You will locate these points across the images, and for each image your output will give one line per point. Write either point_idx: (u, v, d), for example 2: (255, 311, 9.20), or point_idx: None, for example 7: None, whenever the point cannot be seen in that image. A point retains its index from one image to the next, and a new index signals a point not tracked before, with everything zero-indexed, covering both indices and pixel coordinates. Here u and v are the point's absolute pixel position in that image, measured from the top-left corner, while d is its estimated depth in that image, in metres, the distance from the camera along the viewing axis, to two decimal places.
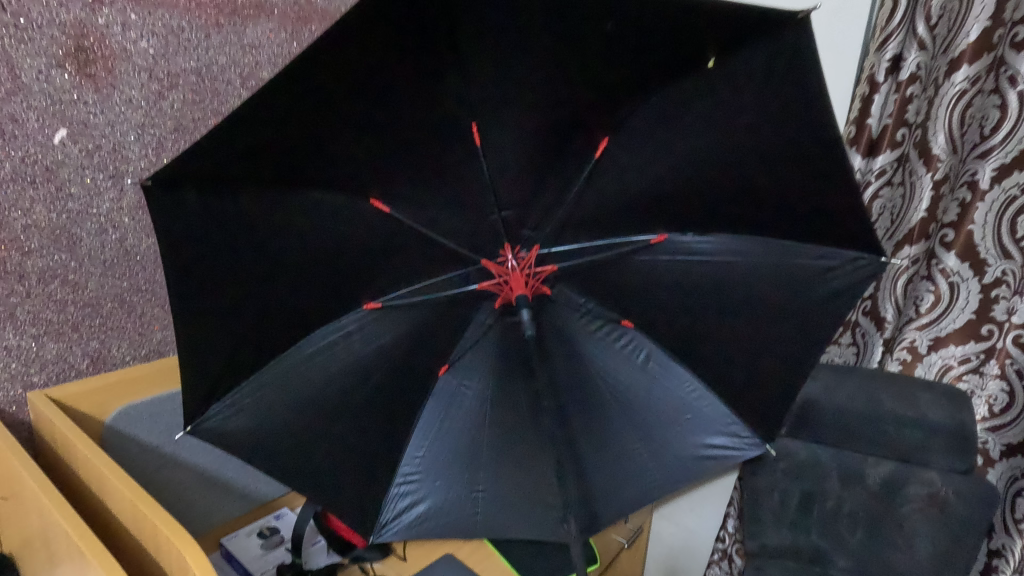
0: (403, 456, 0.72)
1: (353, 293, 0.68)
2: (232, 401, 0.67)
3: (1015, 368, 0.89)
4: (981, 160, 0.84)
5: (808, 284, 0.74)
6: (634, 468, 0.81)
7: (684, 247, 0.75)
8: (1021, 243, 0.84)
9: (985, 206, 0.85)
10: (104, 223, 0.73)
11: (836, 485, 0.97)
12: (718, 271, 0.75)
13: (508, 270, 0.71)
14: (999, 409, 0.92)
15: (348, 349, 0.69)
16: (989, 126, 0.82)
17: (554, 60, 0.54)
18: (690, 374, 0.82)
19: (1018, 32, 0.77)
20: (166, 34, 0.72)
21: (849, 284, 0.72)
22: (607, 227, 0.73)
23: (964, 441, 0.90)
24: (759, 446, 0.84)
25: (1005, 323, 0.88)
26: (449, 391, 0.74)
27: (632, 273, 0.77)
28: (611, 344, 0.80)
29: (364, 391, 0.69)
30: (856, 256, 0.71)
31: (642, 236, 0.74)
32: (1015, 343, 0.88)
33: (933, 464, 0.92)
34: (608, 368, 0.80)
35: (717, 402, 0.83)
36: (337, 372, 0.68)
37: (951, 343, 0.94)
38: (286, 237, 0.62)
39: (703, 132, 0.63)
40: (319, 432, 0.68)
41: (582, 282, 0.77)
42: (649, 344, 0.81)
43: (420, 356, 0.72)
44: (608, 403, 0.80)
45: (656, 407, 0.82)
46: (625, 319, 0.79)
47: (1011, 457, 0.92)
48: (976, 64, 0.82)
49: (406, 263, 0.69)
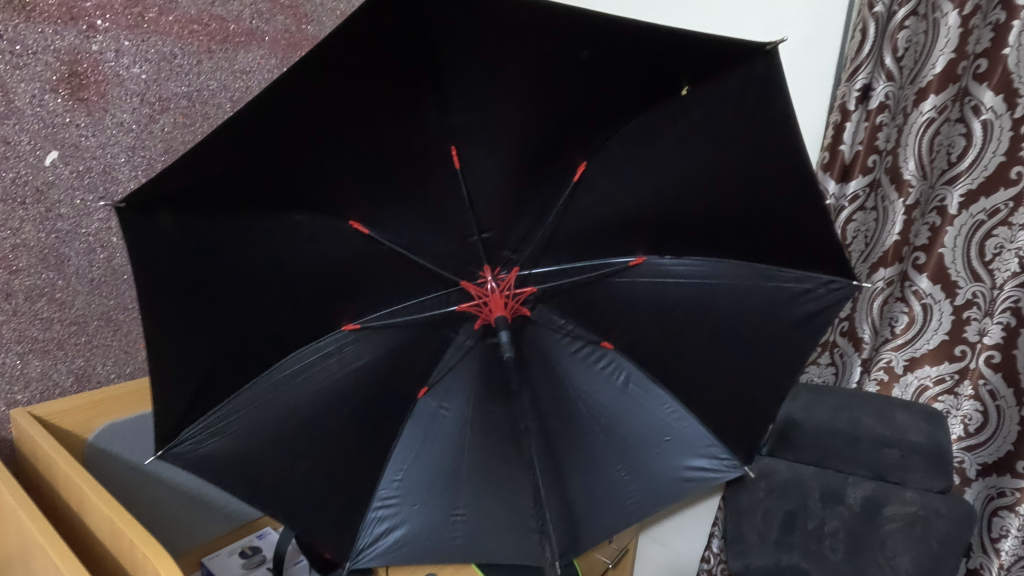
0: (380, 480, 0.73)
1: (335, 312, 0.69)
2: (204, 427, 0.65)
3: (989, 389, 0.91)
4: (948, 186, 0.88)
5: (783, 305, 0.75)
6: (615, 492, 0.81)
7: (663, 270, 0.77)
8: (990, 266, 0.87)
9: (955, 230, 0.89)
10: (92, 242, 0.74)
11: (818, 505, 0.98)
12: (696, 294, 0.77)
13: (487, 292, 0.72)
14: (973, 429, 0.94)
15: (328, 368, 0.70)
16: (955, 153, 0.86)
17: (534, 90, 0.57)
18: (668, 396, 0.82)
19: (981, 65, 0.82)
20: (158, 60, 0.75)
21: (827, 307, 0.73)
22: (587, 249, 0.76)
23: (939, 461, 0.91)
24: (739, 469, 0.83)
25: (976, 344, 0.91)
26: (428, 412, 0.75)
27: (610, 295, 0.78)
28: (591, 366, 0.81)
29: (345, 408, 0.70)
30: (830, 280, 0.72)
31: (622, 258, 0.77)
32: (987, 364, 0.91)
33: (911, 485, 0.93)
34: (587, 390, 0.81)
35: (697, 423, 0.83)
36: (315, 390, 0.69)
37: (926, 364, 0.97)
38: (270, 258, 0.63)
39: (677, 157, 0.67)
40: (296, 451, 0.67)
41: (563, 303, 0.79)
42: (628, 365, 0.81)
43: (402, 372, 0.74)
44: (587, 424, 0.81)
45: (635, 428, 0.82)
46: (603, 340, 0.80)
47: (986, 476, 0.93)
48: (943, 94, 0.85)
49: (390, 282, 0.71)
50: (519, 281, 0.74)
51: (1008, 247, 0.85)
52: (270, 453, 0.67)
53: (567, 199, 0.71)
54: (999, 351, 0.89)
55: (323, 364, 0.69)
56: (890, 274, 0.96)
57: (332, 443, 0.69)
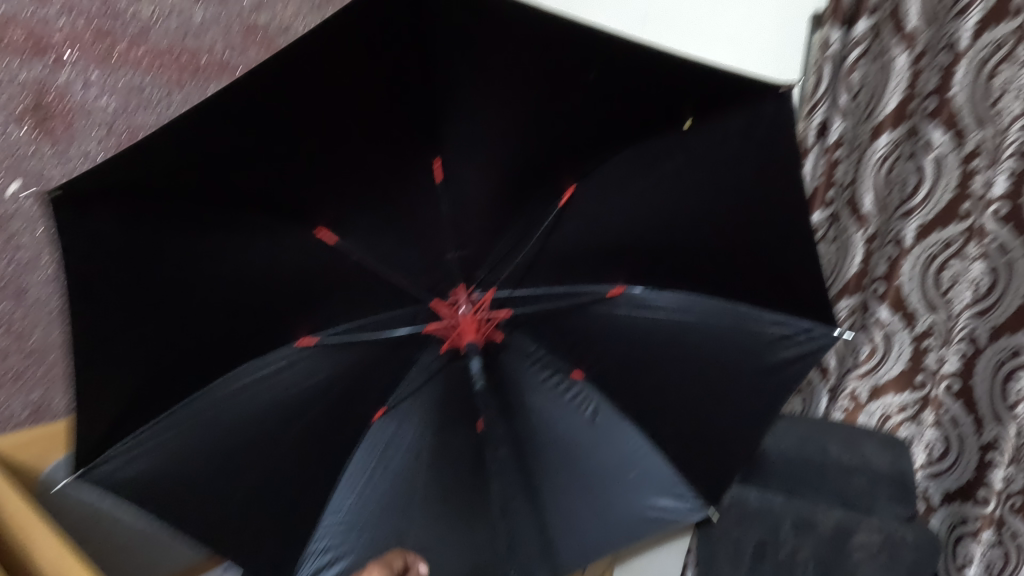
0: (327, 507, 0.71)
1: (290, 326, 0.67)
2: (128, 446, 0.63)
3: (949, 416, 0.94)
4: (904, 220, 0.90)
5: (759, 349, 0.78)
6: (575, 525, 0.79)
7: (645, 305, 0.78)
8: (946, 296, 0.90)
9: (912, 260, 0.91)
10: (53, 272, 0.73)
11: (791, 535, 0.93)
12: (668, 327, 0.79)
13: (458, 314, 0.73)
14: (936, 457, 0.96)
15: (271, 389, 0.67)
16: (910, 189, 0.89)
17: (517, 105, 0.58)
18: (637, 430, 0.82)
19: (930, 104, 0.86)
20: (127, 92, 0.75)
21: (800, 353, 0.77)
22: (569, 275, 0.76)
23: (903, 486, 0.93)
24: (702, 509, 0.82)
25: (936, 372, 0.94)
26: (385, 434, 0.74)
27: (585, 325, 0.79)
28: (560, 397, 0.80)
29: (291, 432, 0.68)
30: (809, 328, 0.76)
31: (599, 287, 0.77)
32: (947, 393, 0.93)
33: (880, 512, 0.91)
34: (556, 420, 0.81)
35: (662, 462, 0.82)
36: (255, 413, 0.66)
37: (889, 393, 0.99)
38: (236, 282, 0.62)
39: (658, 186, 0.70)
40: (232, 475, 0.65)
41: (536, 328, 0.78)
42: (598, 398, 0.81)
43: (365, 396, 0.73)
44: (553, 457, 0.80)
45: (603, 462, 0.82)
46: (574, 369, 0.80)
47: (949, 503, 0.96)
48: (897, 131, 0.88)
49: (358, 303, 0.69)
50: (494, 304, 0.74)
51: (963, 279, 0.88)
52: (215, 476, 0.64)
53: (532, 232, 0.72)
54: (957, 379, 0.91)
55: (271, 378, 0.67)
56: (852, 303, 0.99)
57: (284, 471, 0.68)
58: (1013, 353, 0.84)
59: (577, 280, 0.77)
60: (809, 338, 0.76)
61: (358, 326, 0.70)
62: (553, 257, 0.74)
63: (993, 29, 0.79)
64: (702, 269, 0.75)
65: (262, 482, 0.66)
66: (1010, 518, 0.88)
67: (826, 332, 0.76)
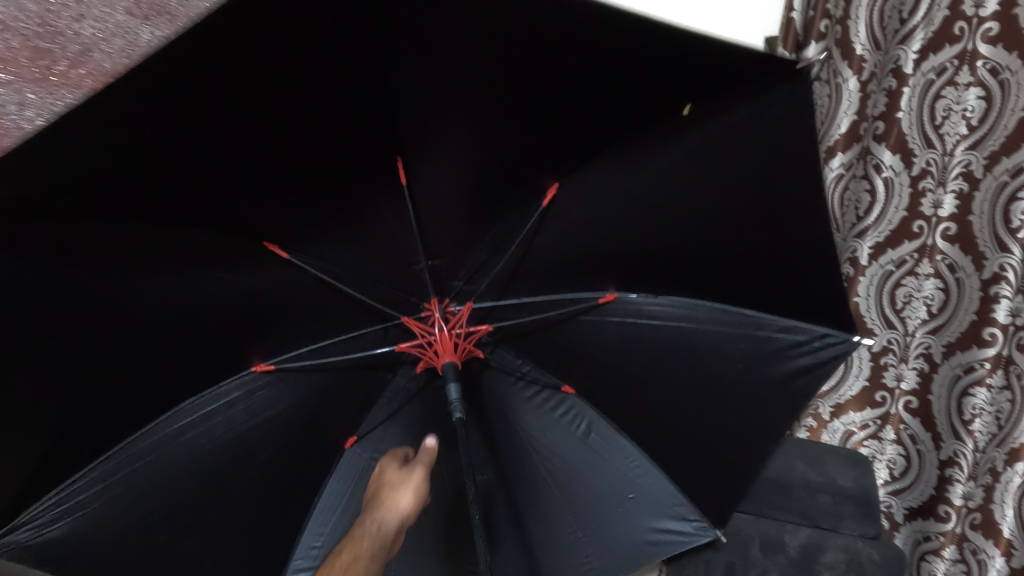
0: (300, 540, 0.69)
1: (247, 350, 0.66)
2: (93, 476, 0.64)
3: (909, 433, 0.95)
4: (859, 238, 0.91)
5: (767, 358, 0.71)
6: (569, 551, 0.76)
7: (645, 311, 0.72)
8: (901, 314, 0.91)
9: (867, 279, 0.92)
10: None
11: (758, 553, 0.92)
12: (668, 336, 0.72)
13: (436, 331, 0.70)
14: (898, 473, 0.96)
15: (230, 421, 0.66)
16: (863, 209, 0.91)
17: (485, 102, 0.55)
18: (635, 448, 0.76)
19: (879, 126, 0.87)
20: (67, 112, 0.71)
21: (816, 360, 0.71)
22: (552, 283, 0.72)
23: (867, 506, 0.91)
24: (709, 532, 0.76)
25: (895, 390, 0.94)
26: (354, 465, 0.72)
27: (579, 336, 0.74)
28: (550, 413, 0.76)
29: (251, 465, 0.67)
30: (823, 333, 0.70)
31: (592, 293, 0.72)
32: (907, 409, 0.94)
33: (843, 532, 0.90)
34: (547, 440, 0.77)
35: (663, 479, 0.77)
36: (215, 445, 0.66)
37: (850, 410, 0.98)
38: (183, 297, 0.61)
39: (642, 188, 0.65)
40: (188, 504, 0.65)
41: (520, 344, 0.75)
42: (590, 413, 0.76)
43: (334, 415, 0.71)
44: (543, 480, 0.77)
45: (597, 482, 0.77)
46: (565, 384, 0.76)
47: (913, 520, 0.96)
48: (849, 153, 0.91)
49: (321, 318, 0.68)
50: (474, 318, 0.72)
51: (916, 297, 0.90)
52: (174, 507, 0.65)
53: (506, 247, 0.69)
54: (915, 397, 0.93)
55: (224, 415, 0.66)
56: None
57: (252, 501, 0.67)
58: (968, 369, 0.85)
59: (565, 288, 0.72)
60: (827, 345, 0.70)
61: (328, 344, 0.69)
62: (518, 277, 0.71)
63: (935, 55, 0.81)
64: (664, 285, 0.71)
65: (224, 516, 0.66)
66: (970, 534, 0.88)
67: (845, 339, 0.69)
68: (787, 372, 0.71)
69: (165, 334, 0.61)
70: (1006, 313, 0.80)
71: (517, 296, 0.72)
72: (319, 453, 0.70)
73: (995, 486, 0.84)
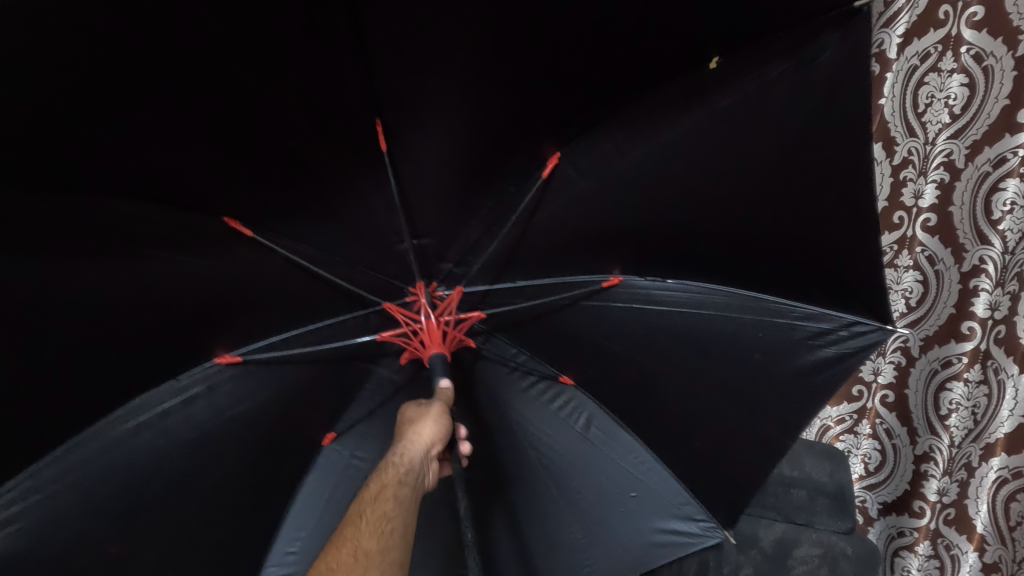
0: (278, 538, 0.66)
1: (204, 340, 0.60)
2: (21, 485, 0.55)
3: (884, 427, 0.93)
4: None
5: (787, 350, 0.66)
6: (566, 548, 0.74)
7: (652, 298, 0.67)
8: None
9: None
10: None
11: (733, 550, 0.88)
12: (676, 324, 0.67)
13: (421, 320, 0.65)
14: (873, 468, 0.95)
15: (189, 419, 0.60)
16: None
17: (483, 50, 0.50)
18: (638, 444, 0.72)
19: None
20: None
21: (842, 352, 0.64)
22: (550, 266, 0.67)
23: (841, 500, 0.91)
24: (719, 534, 0.72)
25: (871, 383, 0.93)
26: (336, 463, 0.68)
27: (581, 324, 0.69)
28: (546, 405, 0.72)
29: (213, 467, 0.61)
30: (850, 322, 0.64)
31: (593, 277, 0.67)
32: (883, 403, 0.92)
33: (818, 527, 0.90)
34: (544, 434, 0.73)
35: (669, 477, 0.73)
36: (173, 445, 0.59)
37: (827, 405, 0.98)
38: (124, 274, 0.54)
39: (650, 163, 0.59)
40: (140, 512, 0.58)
41: (517, 332, 0.70)
42: (590, 406, 0.72)
43: (309, 410, 0.66)
44: (539, 475, 0.73)
45: (596, 479, 0.73)
46: (563, 375, 0.71)
47: (887, 515, 0.95)
48: None
49: (292, 303, 0.62)
50: (464, 304, 0.67)
51: (895, 289, 0.88)
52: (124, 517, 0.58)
53: (502, 223, 0.64)
54: (892, 391, 0.91)
55: (184, 411, 0.59)
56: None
57: (217, 507, 0.61)
58: (945, 363, 0.83)
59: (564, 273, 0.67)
60: (853, 335, 0.63)
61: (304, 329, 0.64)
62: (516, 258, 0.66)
63: (919, 39, 0.78)
64: (675, 268, 0.66)
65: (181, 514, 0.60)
66: (944, 529, 0.87)
67: (876, 328, 0.62)
68: (807, 367, 0.66)
69: (101, 317, 0.54)
70: (985, 306, 0.78)
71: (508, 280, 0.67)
72: (293, 451, 0.65)
73: (969, 481, 0.83)
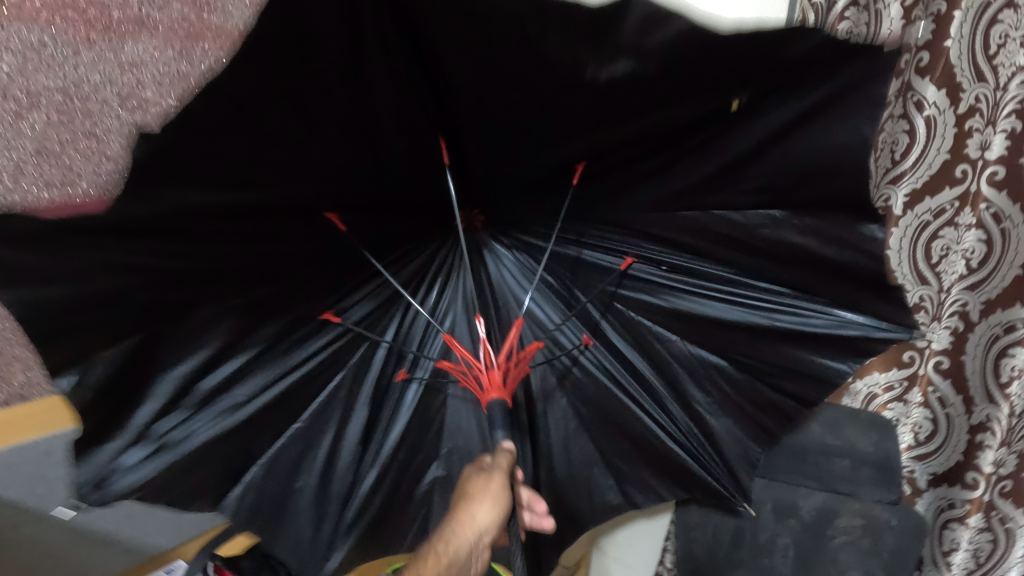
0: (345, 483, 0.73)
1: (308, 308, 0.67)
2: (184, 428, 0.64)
3: (938, 396, 0.88)
4: (893, 185, 0.82)
5: (803, 338, 0.66)
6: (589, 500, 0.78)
7: (657, 261, 0.69)
8: (937, 269, 0.83)
9: (900, 232, 0.84)
10: None
11: (770, 519, 0.88)
12: (705, 304, 0.69)
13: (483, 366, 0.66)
14: (924, 438, 0.90)
15: (307, 366, 0.69)
16: (899, 152, 0.81)
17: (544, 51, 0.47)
18: (667, 408, 0.73)
19: (923, 57, 0.77)
20: (24, 50, 0.67)
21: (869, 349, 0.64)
22: (597, 219, 0.69)
23: (886, 473, 0.85)
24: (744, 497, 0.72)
25: (925, 349, 0.87)
26: (410, 396, 0.76)
27: (629, 305, 0.73)
28: (570, 367, 0.76)
29: (322, 410, 0.71)
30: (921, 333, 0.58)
31: (614, 257, 0.71)
32: (937, 370, 0.88)
33: (861, 498, 0.85)
34: (569, 390, 0.77)
35: (692, 441, 0.73)
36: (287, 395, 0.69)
37: (874, 371, 0.91)
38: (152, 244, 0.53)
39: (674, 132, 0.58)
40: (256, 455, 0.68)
41: (558, 304, 0.75)
42: (613, 367, 0.75)
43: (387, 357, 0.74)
44: (564, 430, 0.77)
45: (623, 435, 0.76)
46: (586, 335, 0.74)
47: (937, 487, 0.90)
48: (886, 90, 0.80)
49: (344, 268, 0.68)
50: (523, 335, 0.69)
51: (955, 249, 0.82)
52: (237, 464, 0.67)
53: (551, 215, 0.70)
54: (947, 357, 0.86)
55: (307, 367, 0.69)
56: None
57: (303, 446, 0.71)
58: (1009, 328, 0.78)
59: (587, 248, 0.72)
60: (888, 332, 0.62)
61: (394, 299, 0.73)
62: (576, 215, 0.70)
63: None
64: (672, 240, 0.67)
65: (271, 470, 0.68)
66: (999, 502, 0.84)
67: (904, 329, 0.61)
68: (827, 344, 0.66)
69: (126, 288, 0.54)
70: None
71: (542, 246, 0.73)
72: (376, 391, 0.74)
73: None
